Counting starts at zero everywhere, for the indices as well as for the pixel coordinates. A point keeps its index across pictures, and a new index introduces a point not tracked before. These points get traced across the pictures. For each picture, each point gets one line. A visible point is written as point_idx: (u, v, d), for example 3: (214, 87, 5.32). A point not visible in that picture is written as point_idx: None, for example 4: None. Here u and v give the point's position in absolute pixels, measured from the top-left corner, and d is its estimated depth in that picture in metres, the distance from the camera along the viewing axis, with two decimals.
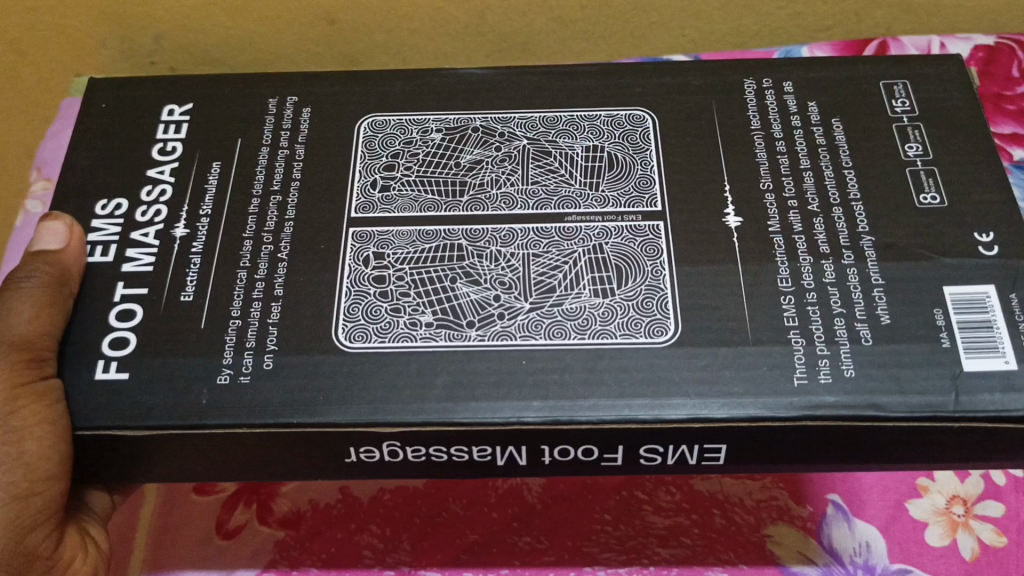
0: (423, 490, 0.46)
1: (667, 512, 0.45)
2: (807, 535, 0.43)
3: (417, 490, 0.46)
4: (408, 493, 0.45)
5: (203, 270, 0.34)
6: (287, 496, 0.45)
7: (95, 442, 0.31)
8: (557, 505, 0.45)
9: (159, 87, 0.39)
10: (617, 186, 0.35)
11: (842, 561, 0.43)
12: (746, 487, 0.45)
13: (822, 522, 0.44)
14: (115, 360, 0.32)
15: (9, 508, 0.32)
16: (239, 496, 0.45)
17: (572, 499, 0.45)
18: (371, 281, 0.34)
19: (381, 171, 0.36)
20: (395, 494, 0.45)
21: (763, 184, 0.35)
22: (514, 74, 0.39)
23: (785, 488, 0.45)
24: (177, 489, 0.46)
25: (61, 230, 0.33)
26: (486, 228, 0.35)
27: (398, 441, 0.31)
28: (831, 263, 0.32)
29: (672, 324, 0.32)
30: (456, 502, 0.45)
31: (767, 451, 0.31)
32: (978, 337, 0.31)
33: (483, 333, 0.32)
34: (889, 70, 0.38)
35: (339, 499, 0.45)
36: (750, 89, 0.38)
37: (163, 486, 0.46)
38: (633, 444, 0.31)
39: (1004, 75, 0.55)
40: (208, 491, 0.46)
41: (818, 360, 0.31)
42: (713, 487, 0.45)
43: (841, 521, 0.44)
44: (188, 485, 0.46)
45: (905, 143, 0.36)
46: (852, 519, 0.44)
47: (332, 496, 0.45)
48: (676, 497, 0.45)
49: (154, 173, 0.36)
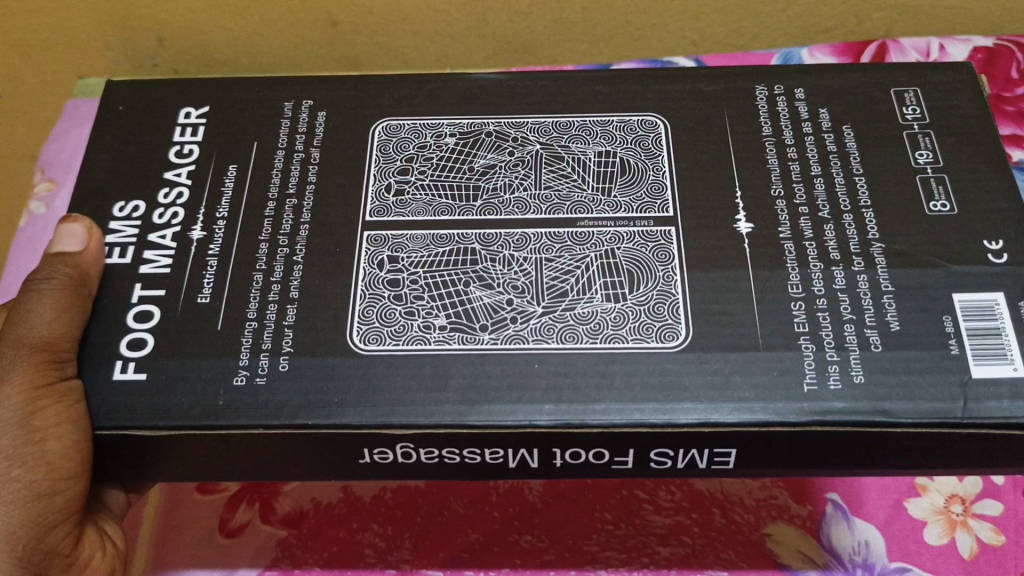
0: (424, 488, 0.46)
1: (667, 511, 0.45)
2: (808, 534, 0.44)
3: (419, 489, 0.46)
4: (409, 492, 0.46)
5: (220, 272, 0.34)
6: (289, 494, 0.46)
7: (113, 442, 0.32)
8: (559, 504, 0.45)
9: (174, 91, 0.39)
10: (629, 191, 0.36)
11: (842, 560, 0.43)
12: (747, 486, 0.45)
13: (822, 520, 0.44)
14: (133, 361, 0.32)
15: (31, 507, 0.33)
16: (242, 495, 0.46)
17: (574, 498, 0.46)
18: (385, 284, 0.34)
19: (395, 175, 0.37)
20: (397, 493, 0.46)
21: (773, 191, 0.35)
22: (527, 79, 0.39)
23: (787, 487, 0.45)
24: (187, 488, 0.46)
25: (81, 233, 0.34)
26: (499, 232, 0.35)
27: (412, 443, 0.32)
28: (841, 269, 0.33)
29: (683, 328, 0.32)
30: (457, 501, 0.46)
31: (776, 456, 0.32)
32: (986, 344, 0.31)
33: (496, 337, 0.33)
34: (897, 77, 0.38)
35: (341, 498, 0.46)
36: (761, 97, 0.38)
37: (167, 487, 0.46)
38: (643, 447, 0.32)
39: (1003, 78, 0.55)
40: (211, 489, 0.46)
41: (828, 365, 0.31)
42: (714, 486, 0.46)
43: (841, 520, 0.44)
44: (191, 484, 0.46)
45: (916, 151, 0.36)
46: (852, 518, 0.44)
47: (334, 495, 0.46)
48: (676, 496, 0.45)
49: (171, 175, 0.37)
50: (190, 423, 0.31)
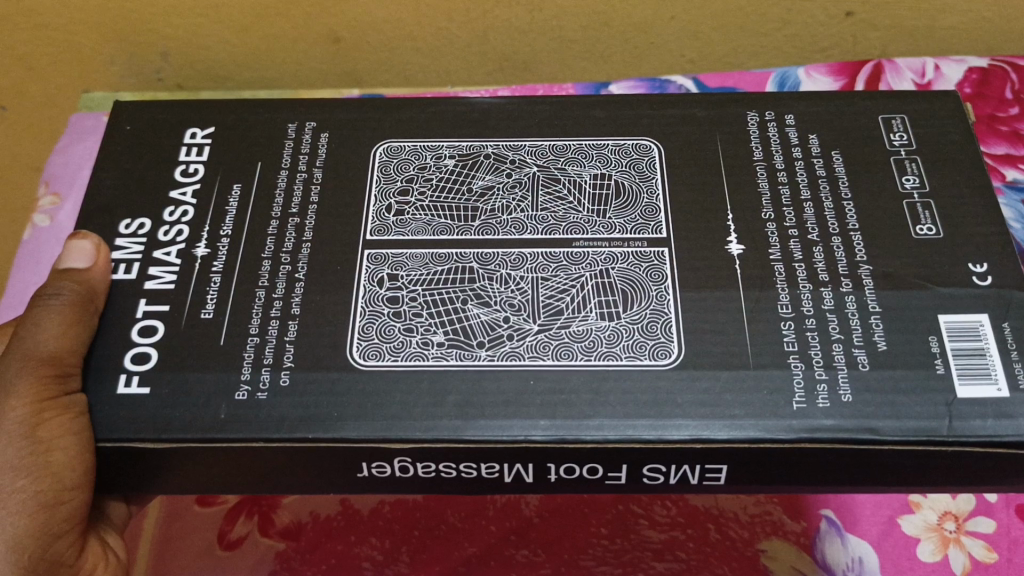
0: (422, 502, 0.47)
1: (662, 527, 0.46)
2: (800, 549, 0.45)
3: (417, 502, 0.47)
4: (408, 505, 0.46)
5: (224, 288, 0.35)
6: (289, 508, 0.46)
7: (116, 454, 0.32)
8: (555, 518, 0.46)
9: (181, 111, 0.40)
10: (624, 213, 0.37)
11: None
12: (741, 502, 0.46)
13: (815, 537, 0.45)
14: (137, 375, 0.33)
15: (35, 517, 0.33)
16: (242, 508, 0.46)
17: (570, 513, 0.46)
18: (383, 299, 0.35)
19: (395, 195, 0.37)
20: (395, 506, 0.46)
21: (765, 214, 0.36)
22: (525, 102, 0.40)
23: (780, 503, 0.46)
24: (188, 499, 0.47)
25: (89, 249, 0.35)
26: (496, 252, 0.36)
27: (408, 458, 0.32)
28: (830, 290, 0.34)
29: (675, 347, 0.33)
30: (455, 514, 0.46)
31: (766, 472, 0.32)
32: (971, 364, 0.32)
33: (492, 354, 0.33)
34: (887, 102, 0.39)
35: (339, 512, 0.46)
36: (753, 121, 0.39)
37: (167, 500, 0.47)
38: (636, 463, 0.32)
39: (997, 98, 0.56)
40: (210, 501, 0.47)
41: (817, 384, 0.32)
42: (708, 502, 0.46)
43: (834, 536, 0.45)
44: (190, 496, 0.47)
45: (903, 176, 0.37)
46: (845, 534, 0.45)
47: (332, 509, 0.46)
48: (672, 511, 0.46)
49: (177, 194, 0.38)
50: (191, 435, 0.32)
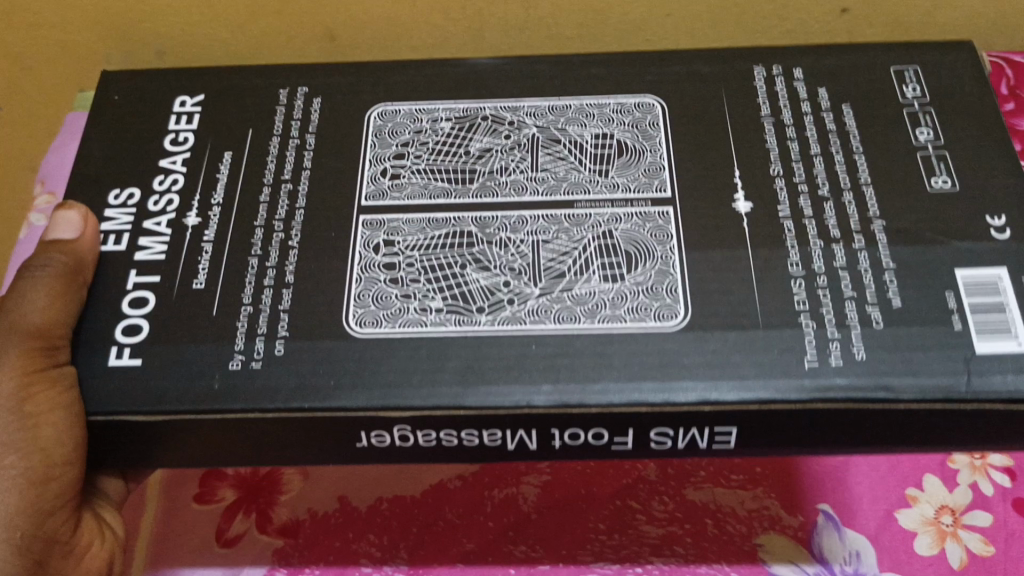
0: (419, 499, 0.46)
1: (660, 521, 0.45)
2: (799, 544, 0.44)
3: (414, 499, 0.46)
4: (407, 502, 0.46)
5: (215, 259, 0.35)
6: (286, 504, 0.46)
7: (109, 429, 0.32)
8: (552, 514, 0.46)
9: (169, 82, 0.40)
10: (627, 172, 0.36)
11: (833, 570, 0.43)
12: (737, 497, 0.46)
13: (812, 531, 0.45)
14: (127, 347, 0.33)
15: (26, 494, 0.33)
16: (239, 505, 0.46)
17: (568, 509, 0.46)
18: (379, 259, 0.34)
19: (391, 159, 0.37)
20: (393, 503, 0.46)
21: (773, 170, 0.36)
22: (522, 62, 0.40)
23: (776, 498, 0.46)
24: (185, 497, 0.46)
25: (77, 220, 0.34)
26: (496, 215, 0.36)
27: (409, 425, 0.32)
28: (841, 247, 0.33)
29: (682, 307, 0.33)
30: (453, 510, 0.46)
31: (777, 435, 0.32)
32: (991, 319, 0.31)
33: (492, 318, 0.33)
34: (889, 56, 0.39)
35: (337, 509, 0.46)
36: (760, 77, 0.39)
37: (164, 492, 0.47)
38: (643, 426, 0.32)
39: (994, 93, 0.60)
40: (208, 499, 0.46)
41: (829, 343, 0.31)
42: (705, 496, 0.46)
43: (832, 530, 0.44)
44: (189, 492, 0.46)
45: (917, 128, 0.37)
46: (843, 529, 0.44)
47: (331, 505, 0.46)
48: (670, 506, 0.46)
49: (166, 164, 0.37)
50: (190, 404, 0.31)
